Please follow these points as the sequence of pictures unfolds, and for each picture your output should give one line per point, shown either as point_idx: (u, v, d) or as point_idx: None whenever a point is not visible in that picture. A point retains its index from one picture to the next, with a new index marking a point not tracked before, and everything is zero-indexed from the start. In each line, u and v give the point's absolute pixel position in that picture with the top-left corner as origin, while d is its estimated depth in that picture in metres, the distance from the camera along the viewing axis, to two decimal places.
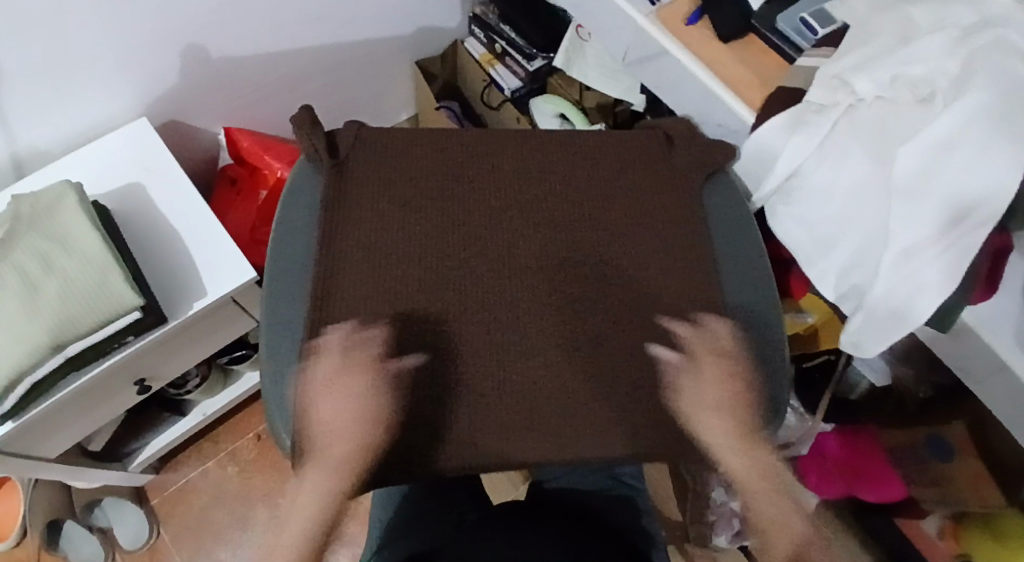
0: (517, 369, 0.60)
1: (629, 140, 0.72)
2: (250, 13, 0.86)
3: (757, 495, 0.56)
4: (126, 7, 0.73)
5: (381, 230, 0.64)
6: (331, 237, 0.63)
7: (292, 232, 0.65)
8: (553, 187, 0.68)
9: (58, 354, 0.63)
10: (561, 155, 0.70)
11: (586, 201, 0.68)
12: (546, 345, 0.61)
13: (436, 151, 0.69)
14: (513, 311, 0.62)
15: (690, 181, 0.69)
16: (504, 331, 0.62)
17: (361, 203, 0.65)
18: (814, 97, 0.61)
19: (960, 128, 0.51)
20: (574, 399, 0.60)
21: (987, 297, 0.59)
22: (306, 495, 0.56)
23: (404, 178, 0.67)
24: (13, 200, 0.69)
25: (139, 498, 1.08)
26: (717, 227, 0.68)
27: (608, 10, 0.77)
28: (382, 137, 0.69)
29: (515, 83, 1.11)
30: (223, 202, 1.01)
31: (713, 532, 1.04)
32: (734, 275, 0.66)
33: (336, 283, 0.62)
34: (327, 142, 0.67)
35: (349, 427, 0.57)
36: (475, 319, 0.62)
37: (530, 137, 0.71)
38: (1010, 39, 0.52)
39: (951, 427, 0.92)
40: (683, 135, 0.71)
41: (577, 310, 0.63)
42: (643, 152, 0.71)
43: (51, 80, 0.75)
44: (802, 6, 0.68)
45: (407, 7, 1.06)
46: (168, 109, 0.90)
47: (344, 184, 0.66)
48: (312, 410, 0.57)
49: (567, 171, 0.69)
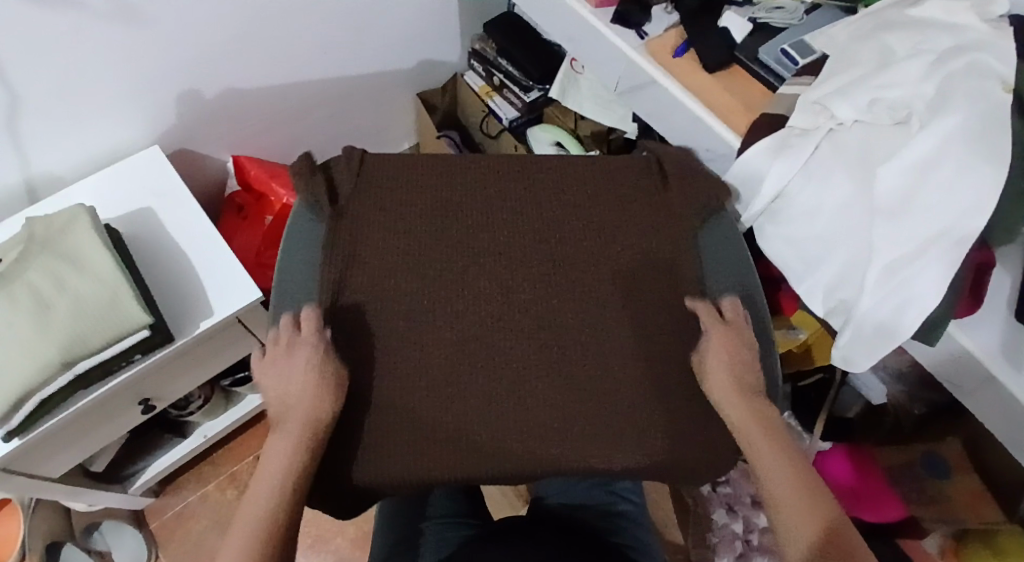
0: (520, 382, 0.63)
1: (621, 163, 0.74)
2: (260, 44, 0.90)
3: (782, 496, 0.52)
4: (142, 37, 0.77)
5: (390, 249, 0.67)
6: (341, 255, 0.65)
7: (298, 260, 0.66)
8: (546, 213, 0.70)
9: (67, 370, 0.65)
10: (557, 182, 0.72)
11: (580, 228, 0.69)
12: (541, 366, 0.64)
13: (439, 177, 0.71)
14: (507, 324, 0.65)
15: (680, 212, 0.69)
16: (499, 345, 0.64)
17: (373, 222, 0.67)
18: (798, 122, 0.64)
19: (938, 148, 0.54)
20: (567, 418, 0.62)
21: (972, 309, 0.61)
22: (270, 453, 0.55)
23: (406, 204, 0.69)
24: (29, 222, 0.71)
25: (137, 523, 1.08)
26: (712, 261, 0.68)
27: (600, 43, 0.81)
28: (391, 164, 0.71)
29: (512, 113, 1.15)
30: (229, 227, 1.03)
31: (714, 554, 1.05)
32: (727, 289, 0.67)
33: (352, 302, 0.64)
34: (352, 163, 0.71)
35: (285, 401, 0.58)
36: (473, 340, 0.64)
37: (529, 160, 0.74)
38: (989, 64, 0.55)
39: (947, 445, 0.93)
40: (676, 170, 0.71)
41: (569, 325, 0.65)
42: (633, 184, 0.72)
43: (64, 108, 0.78)
44: (784, 38, 0.73)
45: (407, 42, 1.10)
46: (179, 137, 0.94)
47: (360, 207, 0.68)
48: (277, 392, 0.59)
49: (563, 192, 0.71)
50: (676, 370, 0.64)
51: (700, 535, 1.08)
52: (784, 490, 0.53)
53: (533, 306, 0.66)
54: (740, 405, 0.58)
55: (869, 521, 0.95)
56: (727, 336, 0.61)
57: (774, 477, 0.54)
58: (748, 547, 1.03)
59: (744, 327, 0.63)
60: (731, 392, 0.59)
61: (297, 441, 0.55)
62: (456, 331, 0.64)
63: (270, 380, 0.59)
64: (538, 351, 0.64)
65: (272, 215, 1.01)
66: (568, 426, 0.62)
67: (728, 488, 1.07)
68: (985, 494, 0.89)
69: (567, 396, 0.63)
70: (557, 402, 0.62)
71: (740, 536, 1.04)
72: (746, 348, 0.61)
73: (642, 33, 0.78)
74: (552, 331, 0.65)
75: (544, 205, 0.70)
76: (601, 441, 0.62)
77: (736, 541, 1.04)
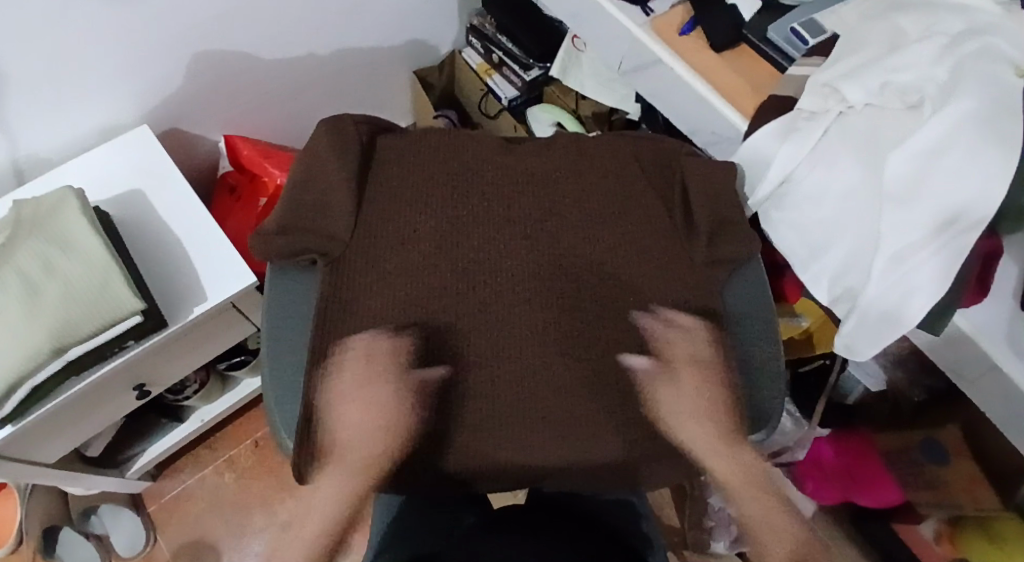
0: (513, 382, 0.58)
1: (644, 178, 0.66)
2: (253, 20, 0.87)
3: (742, 494, 0.57)
4: (131, 14, 0.74)
5: (384, 227, 0.63)
6: (333, 230, 0.62)
7: (297, 286, 0.63)
8: (565, 207, 0.65)
9: (59, 357, 0.63)
10: (581, 173, 0.67)
11: (600, 223, 0.64)
12: (557, 370, 0.58)
13: (455, 165, 0.66)
14: (500, 317, 0.60)
15: (697, 264, 0.63)
16: (489, 338, 0.59)
17: (375, 199, 0.64)
18: (806, 105, 0.62)
19: (947, 132, 0.52)
20: (580, 426, 0.57)
21: (977, 299, 0.60)
22: (325, 485, 0.55)
23: (418, 194, 0.65)
24: (17, 205, 0.69)
25: (135, 506, 1.07)
26: (732, 314, 0.63)
27: (603, 21, 0.79)
28: (406, 150, 0.67)
29: (511, 93, 1.12)
30: (223, 209, 1.01)
31: (711, 538, 1.06)
32: (743, 292, 0.64)
33: (342, 279, 0.60)
34: (337, 135, 0.65)
35: (368, 428, 0.56)
36: (484, 341, 0.59)
37: (542, 141, 0.69)
38: (1000, 48, 0.53)
39: (947, 430, 0.94)
40: (707, 221, 0.63)
41: (565, 320, 0.60)
42: (652, 214, 0.65)
43: (51, 87, 0.75)
44: (792, 17, 0.69)
45: (404, 18, 1.07)
46: (171, 116, 0.91)
47: (361, 181, 0.64)
48: (368, 423, 0.56)
49: (574, 178, 0.66)
50: (679, 370, 0.59)
51: (697, 518, 1.08)
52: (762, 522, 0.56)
53: (530, 298, 0.61)
54: (707, 429, 0.58)
55: (865, 503, 0.98)
56: (695, 371, 0.59)
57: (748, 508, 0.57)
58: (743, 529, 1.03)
59: (710, 359, 0.60)
60: (705, 411, 0.58)
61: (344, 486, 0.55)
62: (465, 330, 0.59)
63: (345, 404, 0.56)
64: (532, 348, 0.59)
65: (266, 198, 0.99)
66: (580, 432, 0.57)
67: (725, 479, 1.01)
68: (984, 479, 0.88)
69: (579, 400, 0.58)
70: (547, 403, 0.57)
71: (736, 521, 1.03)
72: (715, 379, 0.59)
73: (647, 10, 0.76)
74: (568, 333, 0.60)
75: (563, 199, 0.65)
76: (613, 454, 0.57)
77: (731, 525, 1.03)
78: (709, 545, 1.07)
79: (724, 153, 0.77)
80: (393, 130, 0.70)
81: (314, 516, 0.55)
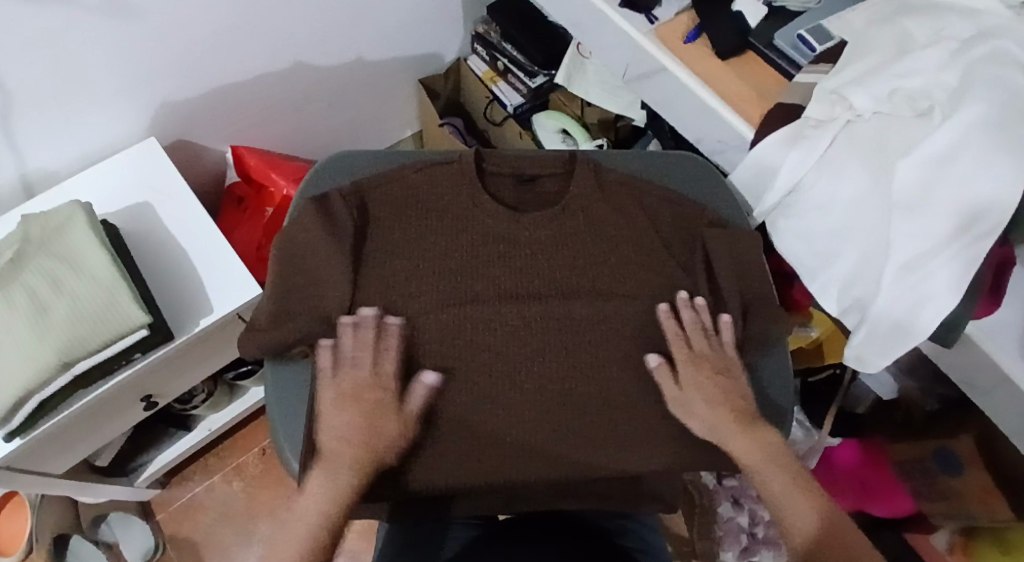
0: (523, 427, 0.59)
1: (662, 242, 0.64)
2: (262, 33, 0.88)
3: (771, 480, 0.54)
4: (137, 29, 0.75)
5: (389, 288, 0.61)
6: (328, 310, 0.59)
7: (291, 380, 0.61)
8: (573, 262, 0.63)
9: (65, 371, 0.64)
10: (593, 227, 0.64)
11: (610, 279, 0.63)
12: (569, 425, 0.59)
13: (456, 222, 0.64)
14: (502, 377, 0.59)
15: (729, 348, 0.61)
16: (498, 400, 0.59)
17: (371, 269, 0.62)
18: (814, 113, 0.60)
19: (960, 140, 0.52)
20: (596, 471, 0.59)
21: (991, 309, 0.59)
22: (313, 485, 0.53)
23: (421, 256, 0.63)
24: (26, 220, 0.70)
25: (144, 514, 1.08)
26: (750, 371, 0.63)
27: (608, 29, 0.78)
28: (400, 207, 0.64)
29: (517, 100, 1.13)
30: (230, 219, 1.02)
31: (720, 548, 1.06)
32: (767, 364, 0.64)
33: (340, 363, 0.58)
34: (324, 216, 0.62)
35: (343, 426, 0.55)
36: (495, 399, 0.59)
37: (548, 196, 0.67)
38: (1009, 51, 0.53)
39: (959, 440, 0.86)
40: (738, 300, 0.62)
41: (576, 382, 0.59)
42: (669, 275, 0.63)
43: (58, 103, 0.76)
44: (801, 22, 0.70)
45: (409, 25, 1.07)
46: (178, 129, 0.92)
47: (358, 242, 0.62)
48: (350, 431, 0.55)
49: (586, 230, 0.64)
50: (695, 441, 0.59)
51: (705, 529, 1.07)
52: (798, 505, 0.52)
53: (537, 353, 0.60)
54: (748, 439, 0.56)
55: (880, 513, 0.98)
56: (695, 369, 0.59)
57: (784, 507, 0.52)
58: (753, 540, 1.03)
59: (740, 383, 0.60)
60: (733, 424, 0.56)
61: (344, 476, 0.53)
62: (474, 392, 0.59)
63: (340, 416, 0.56)
64: (534, 405, 0.59)
65: (273, 207, 0.99)
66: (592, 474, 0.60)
67: (734, 481, 1.06)
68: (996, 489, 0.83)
69: (597, 450, 0.59)
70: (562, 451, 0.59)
71: (746, 529, 1.04)
72: (725, 378, 0.59)
73: (651, 17, 0.75)
74: (584, 391, 0.59)
75: (573, 252, 0.63)
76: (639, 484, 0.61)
77: (741, 534, 1.04)
78: (718, 555, 1.06)
79: (730, 160, 0.76)
80: (377, 181, 0.65)
81: (306, 504, 0.52)
